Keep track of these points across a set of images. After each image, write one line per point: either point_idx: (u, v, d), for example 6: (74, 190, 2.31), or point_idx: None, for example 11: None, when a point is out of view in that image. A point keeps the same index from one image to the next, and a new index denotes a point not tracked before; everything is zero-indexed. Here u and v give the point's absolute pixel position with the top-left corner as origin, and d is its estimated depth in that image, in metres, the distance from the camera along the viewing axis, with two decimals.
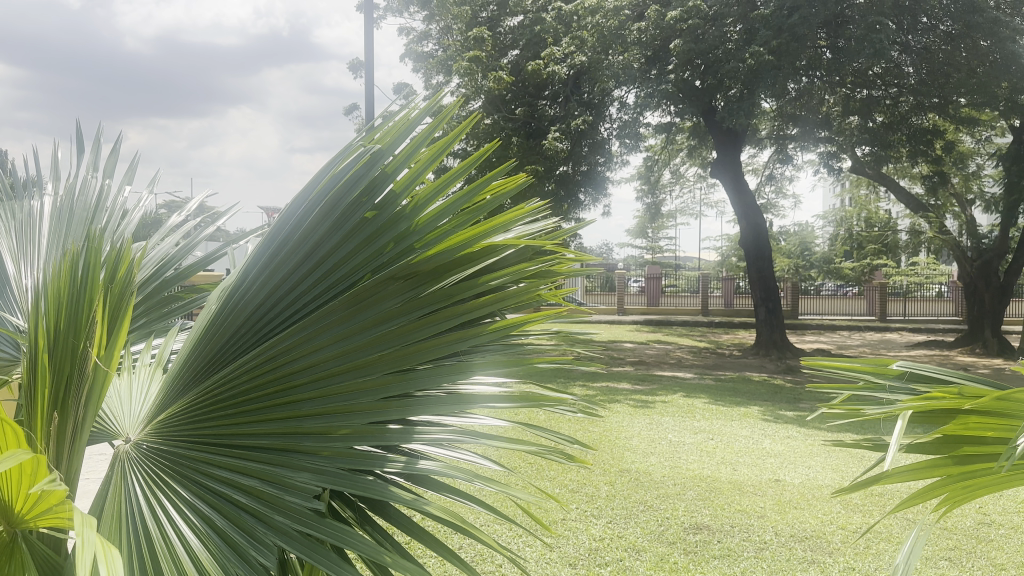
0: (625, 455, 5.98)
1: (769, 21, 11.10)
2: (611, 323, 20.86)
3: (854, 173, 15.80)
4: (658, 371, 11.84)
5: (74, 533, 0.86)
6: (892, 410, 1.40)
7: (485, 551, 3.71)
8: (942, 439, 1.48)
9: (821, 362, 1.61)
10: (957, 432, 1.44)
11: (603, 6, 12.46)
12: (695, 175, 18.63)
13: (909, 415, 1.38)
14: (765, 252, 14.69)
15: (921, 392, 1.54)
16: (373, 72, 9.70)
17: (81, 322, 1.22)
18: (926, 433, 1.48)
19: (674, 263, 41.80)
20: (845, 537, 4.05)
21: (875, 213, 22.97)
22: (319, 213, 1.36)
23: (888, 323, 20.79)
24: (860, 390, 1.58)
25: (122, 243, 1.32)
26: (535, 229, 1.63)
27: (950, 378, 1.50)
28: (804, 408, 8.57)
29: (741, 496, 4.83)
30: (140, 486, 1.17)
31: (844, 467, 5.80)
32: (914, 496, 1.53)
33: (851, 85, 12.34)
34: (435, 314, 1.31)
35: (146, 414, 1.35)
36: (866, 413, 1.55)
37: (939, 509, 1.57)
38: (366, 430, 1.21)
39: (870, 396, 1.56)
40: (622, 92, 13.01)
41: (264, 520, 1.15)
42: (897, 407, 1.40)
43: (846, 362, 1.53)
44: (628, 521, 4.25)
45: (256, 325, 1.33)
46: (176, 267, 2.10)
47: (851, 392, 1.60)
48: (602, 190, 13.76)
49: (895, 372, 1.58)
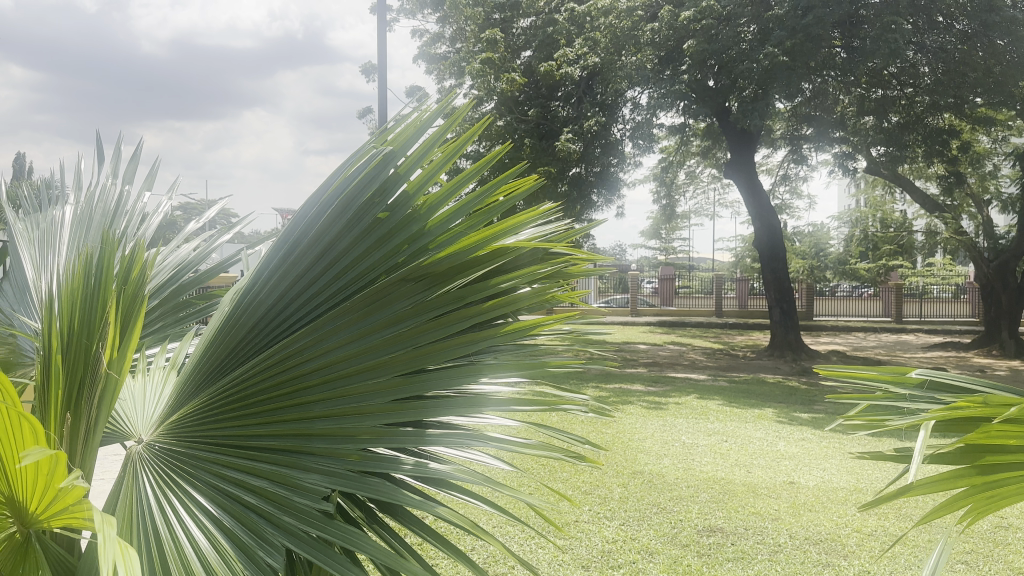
0: (638, 456, 5.96)
1: (784, 21, 11.05)
2: (624, 325, 20.82)
3: (869, 173, 15.68)
4: (671, 373, 11.81)
5: (93, 530, 0.87)
6: (914, 419, 1.38)
7: (497, 553, 3.71)
8: (963, 449, 1.46)
9: (839, 370, 1.59)
10: (979, 441, 1.42)
11: (616, 7, 12.44)
12: (709, 175, 18.56)
13: (930, 423, 1.36)
14: (780, 253, 14.60)
15: (942, 399, 1.51)
16: (386, 74, 9.73)
17: (95, 325, 1.23)
18: (946, 443, 1.46)
19: (687, 264, 41.71)
20: (859, 541, 4.01)
21: (890, 214, 22.79)
22: (333, 213, 1.37)
23: (904, 325, 20.63)
24: (880, 398, 1.57)
25: (137, 247, 1.33)
26: (545, 231, 1.62)
27: (971, 385, 1.48)
28: (819, 411, 8.50)
29: (755, 499, 4.80)
30: (151, 486, 1.18)
31: (859, 470, 5.75)
32: (937, 507, 1.50)
33: (866, 85, 12.27)
34: (447, 315, 1.31)
35: (159, 416, 1.36)
36: (887, 422, 1.53)
37: (960, 519, 1.55)
38: (377, 431, 1.21)
39: (890, 405, 1.54)
40: (635, 93, 12.98)
41: (273, 520, 1.16)
42: (919, 416, 1.38)
43: (865, 370, 1.51)
44: (641, 524, 4.23)
45: (268, 326, 1.34)
46: (194, 272, 2.10)
47: (870, 401, 1.58)
48: (615, 192, 13.74)
49: (915, 381, 1.56)
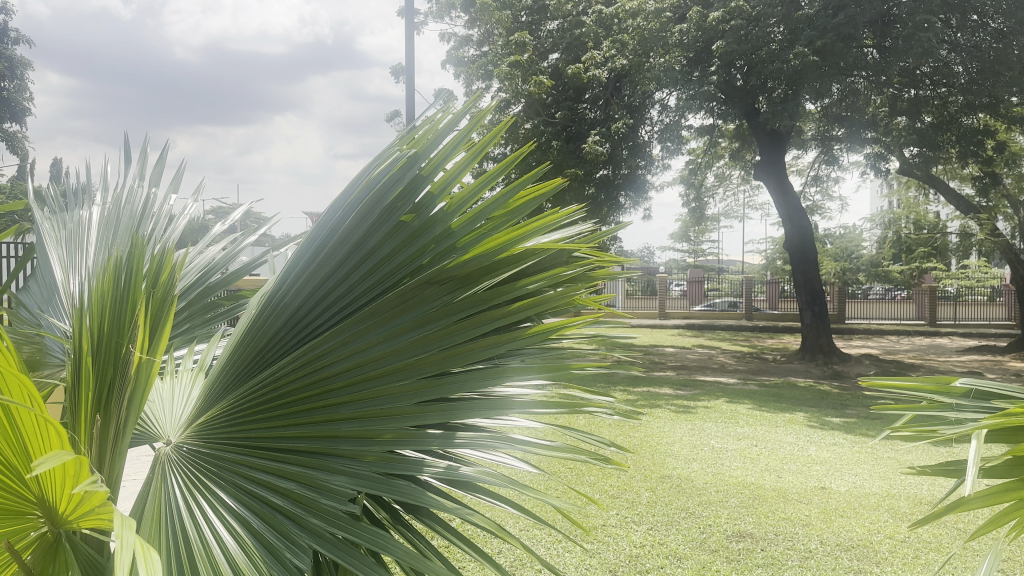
0: (666, 461, 5.91)
1: (814, 21, 10.95)
2: (652, 328, 20.72)
3: (901, 174, 15.44)
4: (700, 376, 11.72)
5: (115, 533, 0.88)
6: (966, 429, 1.36)
7: (525, 556, 3.71)
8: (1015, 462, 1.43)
9: (884, 380, 1.57)
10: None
11: (644, 9, 12.39)
12: (738, 177, 18.40)
13: (983, 432, 1.33)
14: (810, 255, 14.43)
15: (990, 408, 1.48)
16: (414, 77, 9.79)
17: (124, 327, 1.26)
18: (998, 456, 1.42)
19: (716, 266, 41.38)
20: (893, 547, 3.95)
21: (923, 215, 22.41)
22: (360, 213, 1.38)
23: (938, 328, 20.24)
24: (926, 409, 1.54)
25: (166, 251, 1.35)
26: (570, 232, 1.61)
27: (1020, 395, 1.45)
28: (851, 415, 8.37)
29: (786, 504, 4.74)
30: (179, 487, 1.19)
31: (892, 475, 5.66)
32: (988, 521, 1.47)
33: (897, 85, 12.12)
34: (472, 317, 1.31)
35: (187, 417, 1.38)
36: (934, 432, 1.50)
37: (1010, 533, 1.51)
38: (403, 434, 1.21)
39: (936, 414, 1.51)
40: (662, 94, 12.93)
41: (300, 521, 1.16)
42: (970, 426, 1.35)
43: (910, 380, 1.49)
44: (669, 528, 4.21)
45: (297, 326, 1.35)
46: (221, 274, 2.14)
47: (915, 411, 1.55)
48: (643, 195, 13.69)
49: (961, 390, 1.54)
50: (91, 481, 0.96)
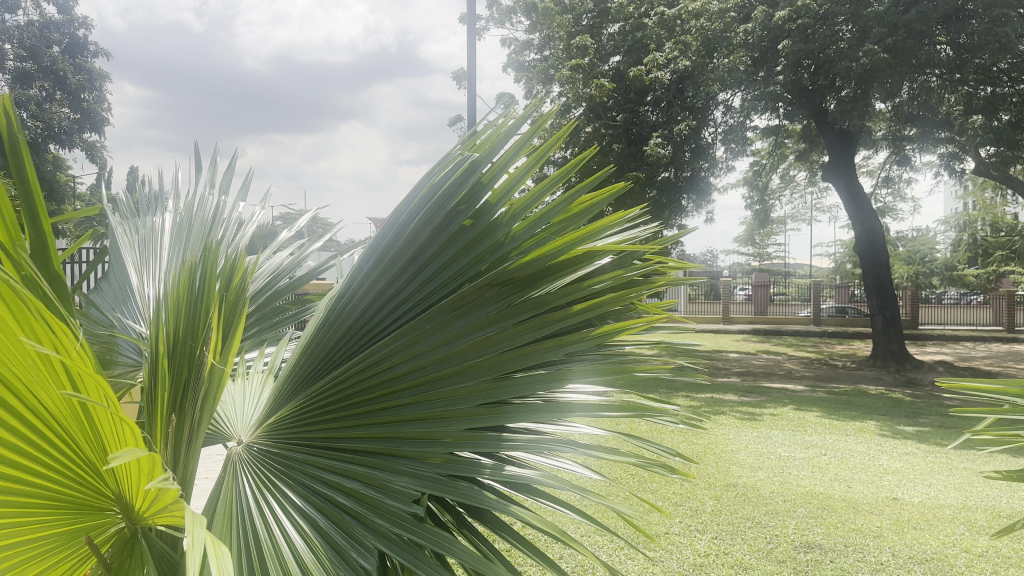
0: (731, 469, 5.80)
1: (884, 18, 10.62)
2: (716, 332, 20.37)
3: (979, 174, 14.82)
4: (765, 383, 11.46)
5: (186, 532, 0.90)
6: None
7: (586, 562, 3.69)
8: None
9: (962, 384, 1.49)
10: None
11: (708, 9, 12.18)
12: (806, 179, 17.96)
13: None
14: (881, 258, 13.99)
15: None
16: (476, 83, 9.85)
17: (195, 330, 1.30)
18: None
19: (782, 270, 40.47)
20: (970, 562, 3.78)
21: (1002, 217, 21.48)
22: (421, 218, 1.38)
23: (1018, 335, 19.36)
24: (1008, 414, 1.46)
25: (236, 257, 1.39)
26: (634, 234, 1.59)
27: None
28: (925, 424, 8.06)
29: (856, 515, 4.59)
30: (250, 487, 1.22)
31: (969, 487, 5.42)
32: None
33: (974, 82, 11.64)
34: (533, 320, 1.30)
35: (257, 418, 1.41)
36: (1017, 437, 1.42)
37: None
38: (465, 436, 1.22)
39: (1019, 420, 1.44)
40: (726, 95, 12.70)
41: (365, 521, 1.18)
42: None
43: (990, 383, 1.42)
44: (735, 538, 4.12)
45: (359, 331, 1.36)
46: (289, 278, 2.18)
47: (997, 417, 1.48)
48: (706, 198, 13.49)
49: None
50: (163, 478, 0.99)
